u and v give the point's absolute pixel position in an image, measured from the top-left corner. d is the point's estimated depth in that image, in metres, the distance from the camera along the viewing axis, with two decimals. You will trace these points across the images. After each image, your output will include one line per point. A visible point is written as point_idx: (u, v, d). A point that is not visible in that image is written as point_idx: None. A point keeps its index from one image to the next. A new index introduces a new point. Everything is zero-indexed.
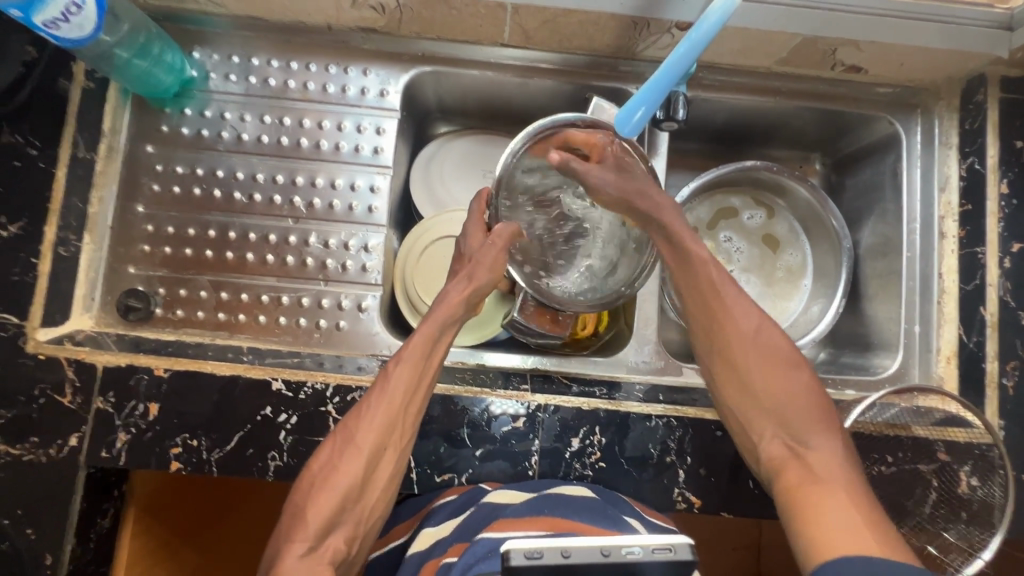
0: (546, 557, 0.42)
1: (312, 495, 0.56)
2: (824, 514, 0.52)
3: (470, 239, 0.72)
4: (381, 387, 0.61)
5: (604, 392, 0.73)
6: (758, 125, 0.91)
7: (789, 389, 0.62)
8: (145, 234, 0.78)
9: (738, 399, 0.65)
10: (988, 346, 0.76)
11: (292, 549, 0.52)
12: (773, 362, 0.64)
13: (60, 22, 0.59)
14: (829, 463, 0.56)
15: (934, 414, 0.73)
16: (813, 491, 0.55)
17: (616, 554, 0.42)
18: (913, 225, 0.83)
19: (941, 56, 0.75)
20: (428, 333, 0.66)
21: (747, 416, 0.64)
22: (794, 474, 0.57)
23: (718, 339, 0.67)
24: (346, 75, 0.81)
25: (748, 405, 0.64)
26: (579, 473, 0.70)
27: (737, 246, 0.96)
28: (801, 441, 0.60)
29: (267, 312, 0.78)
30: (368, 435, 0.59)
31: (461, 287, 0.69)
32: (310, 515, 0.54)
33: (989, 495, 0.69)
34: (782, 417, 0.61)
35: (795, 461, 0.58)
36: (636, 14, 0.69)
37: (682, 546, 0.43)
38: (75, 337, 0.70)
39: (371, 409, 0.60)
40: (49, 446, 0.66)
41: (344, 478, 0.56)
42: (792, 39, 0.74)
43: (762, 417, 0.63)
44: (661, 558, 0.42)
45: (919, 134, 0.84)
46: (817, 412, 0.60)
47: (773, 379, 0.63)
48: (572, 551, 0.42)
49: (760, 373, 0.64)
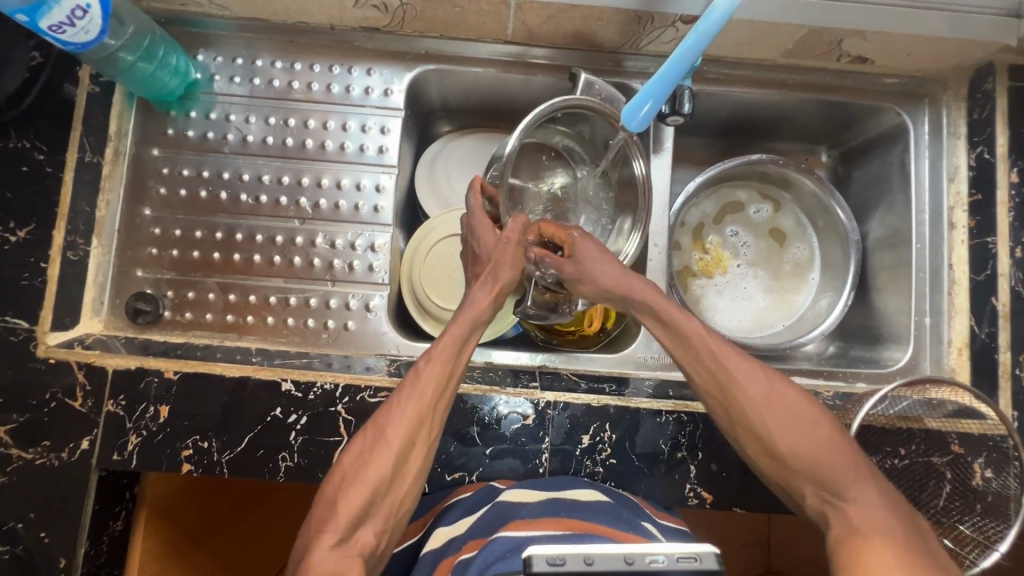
0: (569, 564, 0.41)
1: (342, 489, 0.55)
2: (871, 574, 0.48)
3: (483, 239, 0.70)
4: (413, 381, 0.61)
5: (613, 388, 0.73)
6: (763, 118, 0.91)
7: (811, 443, 0.56)
8: (152, 237, 0.79)
9: (760, 454, 0.59)
10: (1000, 337, 0.75)
11: (322, 540, 0.52)
12: (789, 414, 0.58)
13: (65, 25, 0.59)
14: (874, 516, 0.52)
15: (948, 406, 0.72)
16: (854, 550, 0.51)
17: (640, 562, 0.41)
18: (921, 216, 0.83)
19: (948, 46, 0.75)
20: (459, 330, 0.65)
21: (771, 472, 0.59)
22: (836, 532, 0.53)
23: (724, 397, 0.61)
24: (350, 75, 0.81)
25: (773, 461, 0.58)
26: (590, 470, 0.70)
27: (744, 240, 0.96)
28: (836, 495, 0.54)
29: (274, 313, 0.78)
30: (398, 429, 0.58)
31: (486, 289, 0.68)
32: (340, 508, 0.54)
33: (1005, 486, 0.68)
34: (808, 469, 0.56)
35: (833, 517, 0.54)
36: (640, 8, 0.69)
37: (707, 555, 0.42)
38: (85, 341, 0.70)
39: (402, 403, 0.60)
40: (61, 450, 0.66)
41: (374, 473, 0.56)
42: (797, 31, 0.73)
43: (793, 475, 0.57)
44: (687, 567, 0.41)
45: (927, 124, 0.83)
46: (845, 458, 0.55)
47: (793, 432, 0.57)
48: (595, 559, 0.42)
49: (775, 426, 0.58)
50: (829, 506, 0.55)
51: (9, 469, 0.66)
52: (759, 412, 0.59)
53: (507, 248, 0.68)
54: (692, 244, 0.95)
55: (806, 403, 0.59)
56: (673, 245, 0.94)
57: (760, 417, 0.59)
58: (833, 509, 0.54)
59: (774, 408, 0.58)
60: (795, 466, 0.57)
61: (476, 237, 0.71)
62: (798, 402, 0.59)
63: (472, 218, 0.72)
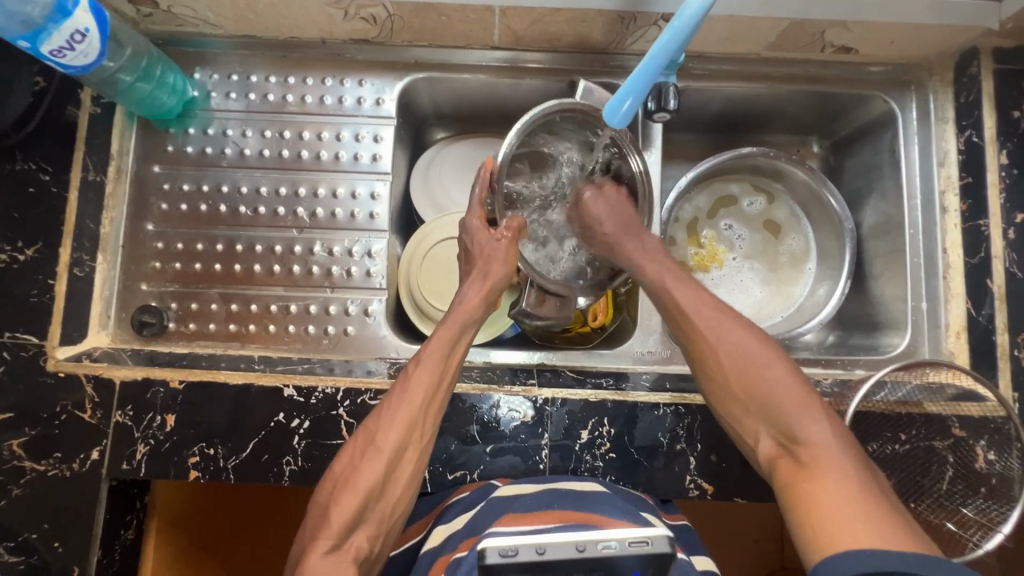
0: (522, 555, 0.43)
1: (335, 496, 0.56)
2: (822, 508, 0.48)
3: (475, 238, 0.73)
4: (402, 387, 0.62)
5: (611, 383, 0.74)
6: (752, 112, 0.91)
7: (774, 385, 0.56)
8: (155, 252, 0.81)
9: (723, 399, 0.59)
10: (998, 318, 0.76)
11: (315, 547, 0.52)
12: (754, 357, 0.58)
13: (65, 49, 0.61)
14: (826, 455, 0.51)
15: (947, 390, 0.72)
16: (810, 486, 0.50)
17: (591, 548, 0.43)
18: (913, 202, 0.83)
19: (930, 32, 0.76)
20: (447, 334, 0.66)
21: (732, 419, 0.59)
22: (789, 473, 0.53)
23: (692, 345, 0.63)
24: (342, 87, 0.83)
25: (732, 405, 0.59)
26: (590, 465, 0.70)
27: (738, 232, 0.97)
28: (792, 437, 0.54)
29: (276, 321, 0.80)
30: (388, 437, 0.59)
31: (477, 286, 0.71)
32: (333, 515, 0.55)
33: (1008, 468, 0.68)
34: (772, 409, 0.56)
35: (788, 458, 0.54)
36: (622, 8, 0.70)
37: (659, 538, 0.44)
38: (93, 354, 0.72)
39: (390, 411, 0.61)
40: (72, 460, 0.68)
41: (365, 479, 0.56)
42: (778, 24, 0.74)
43: (751, 418, 0.57)
44: (638, 550, 0.43)
45: (914, 110, 0.83)
46: (801, 399, 0.55)
47: (755, 370, 0.58)
48: (546, 548, 0.44)
49: (739, 372, 0.58)
50: (784, 448, 0.55)
51: (22, 482, 0.67)
52: (724, 358, 0.60)
53: (501, 245, 0.72)
54: (687, 239, 0.95)
55: (767, 345, 0.59)
56: (668, 240, 0.95)
57: (720, 360, 0.60)
58: (788, 451, 0.54)
59: (737, 351, 0.59)
60: (761, 410, 0.56)
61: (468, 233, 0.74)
62: (761, 347, 0.59)
63: (471, 216, 0.74)
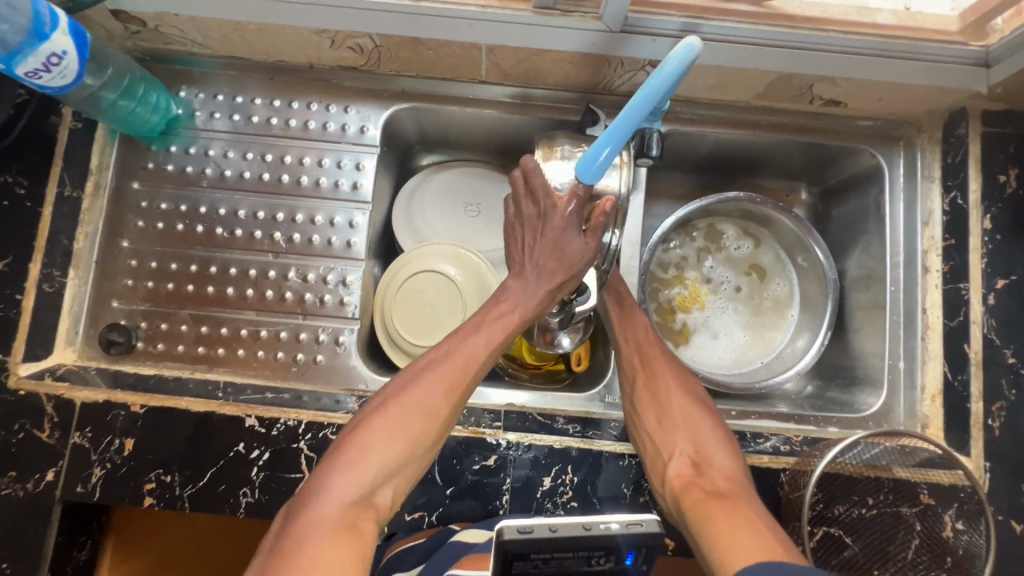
0: (537, 532, 0.45)
1: (350, 449, 0.54)
2: (719, 521, 0.52)
3: (574, 234, 0.64)
4: (450, 358, 0.61)
5: (577, 430, 0.72)
6: (740, 157, 0.91)
7: (695, 417, 0.66)
8: (128, 269, 0.80)
9: (653, 419, 0.67)
10: (972, 385, 0.75)
11: (320, 501, 0.50)
12: (689, 393, 0.68)
13: (42, 71, 0.61)
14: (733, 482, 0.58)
15: (920, 454, 0.71)
16: (712, 501, 0.56)
17: (597, 527, 0.45)
18: (896, 259, 0.82)
19: (921, 92, 0.76)
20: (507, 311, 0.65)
21: (655, 440, 0.66)
22: (697, 492, 0.58)
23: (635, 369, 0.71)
24: (328, 112, 0.82)
25: (663, 424, 0.66)
26: (551, 512, 0.69)
27: (722, 275, 0.96)
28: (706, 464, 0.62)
29: (245, 346, 0.79)
30: (432, 404, 0.58)
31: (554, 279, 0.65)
32: (355, 470, 0.52)
33: (973, 542, 0.67)
34: (694, 436, 0.64)
35: (696, 478, 0.60)
36: (607, 53, 0.70)
37: (651, 519, 0.47)
38: (57, 372, 0.71)
39: (437, 377, 0.59)
40: (26, 481, 0.67)
41: (395, 443, 0.55)
42: (767, 75, 0.74)
43: (676, 436, 0.65)
44: (635, 531, 0.46)
45: (902, 167, 0.83)
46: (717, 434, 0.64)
47: (687, 407, 0.67)
48: (559, 526, 0.46)
49: (678, 399, 0.67)
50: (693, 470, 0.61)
51: None
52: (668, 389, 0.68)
53: (585, 260, 0.65)
54: (670, 279, 0.95)
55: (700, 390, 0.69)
56: (651, 280, 0.94)
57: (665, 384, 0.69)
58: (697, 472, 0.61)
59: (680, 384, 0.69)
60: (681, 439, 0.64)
61: (550, 200, 0.64)
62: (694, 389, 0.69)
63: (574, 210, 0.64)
